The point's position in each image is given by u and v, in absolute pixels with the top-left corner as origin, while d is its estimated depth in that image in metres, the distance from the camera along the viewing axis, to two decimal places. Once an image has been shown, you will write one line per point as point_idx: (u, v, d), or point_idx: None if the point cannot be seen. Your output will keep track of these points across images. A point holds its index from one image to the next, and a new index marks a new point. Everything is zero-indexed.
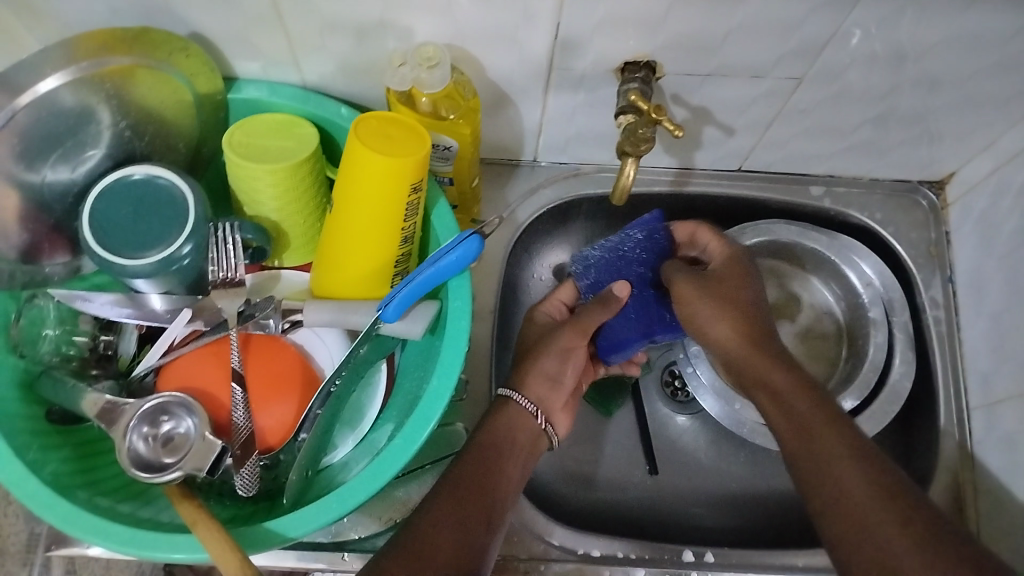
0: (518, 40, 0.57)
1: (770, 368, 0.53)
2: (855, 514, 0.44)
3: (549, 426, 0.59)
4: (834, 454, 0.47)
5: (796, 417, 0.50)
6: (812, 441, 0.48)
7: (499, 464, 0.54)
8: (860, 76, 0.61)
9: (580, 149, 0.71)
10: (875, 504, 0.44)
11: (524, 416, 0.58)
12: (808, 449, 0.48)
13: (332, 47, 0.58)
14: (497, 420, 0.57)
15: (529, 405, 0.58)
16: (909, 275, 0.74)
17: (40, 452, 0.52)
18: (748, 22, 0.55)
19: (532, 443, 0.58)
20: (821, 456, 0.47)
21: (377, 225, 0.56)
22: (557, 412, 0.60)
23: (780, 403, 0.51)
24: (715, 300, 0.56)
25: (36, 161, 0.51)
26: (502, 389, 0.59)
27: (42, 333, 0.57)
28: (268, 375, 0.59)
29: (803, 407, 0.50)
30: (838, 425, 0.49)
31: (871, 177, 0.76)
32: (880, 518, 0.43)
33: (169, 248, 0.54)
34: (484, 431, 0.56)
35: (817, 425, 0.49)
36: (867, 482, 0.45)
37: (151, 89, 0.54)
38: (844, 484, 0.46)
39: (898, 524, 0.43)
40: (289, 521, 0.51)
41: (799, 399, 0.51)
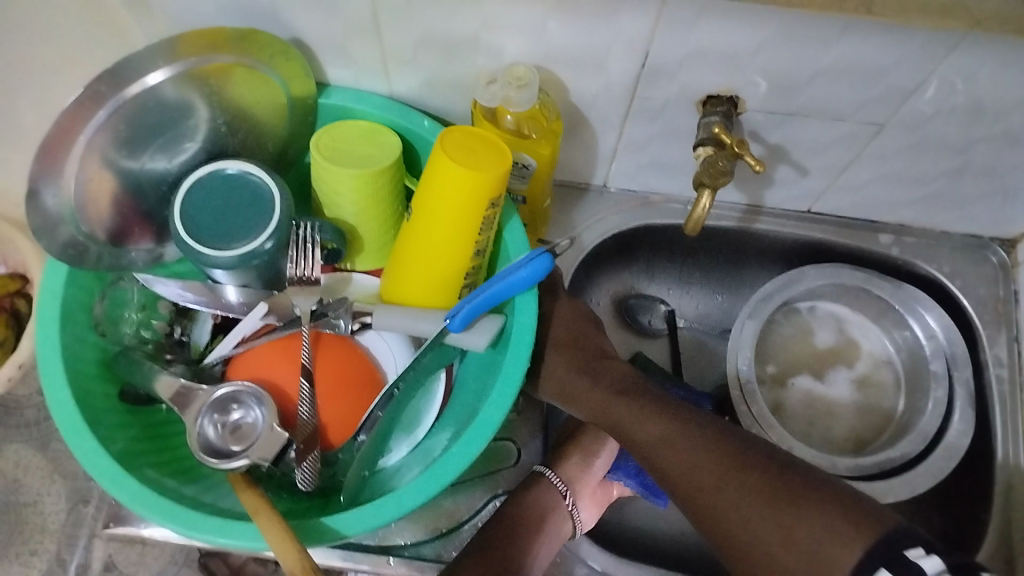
0: (605, 66, 0.58)
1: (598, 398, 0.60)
2: (717, 511, 0.50)
3: (575, 509, 0.64)
4: (673, 451, 0.54)
5: (640, 438, 0.56)
6: (657, 454, 0.55)
7: (519, 529, 0.59)
8: (941, 127, 0.61)
9: (650, 177, 0.72)
10: (753, 507, 0.48)
11: (552, 489, 0.63)
12: (661, 466, 0.54)
13: (423, 61, 0.60)
14: (522, 495, 0.63)
15: (559, 483, 0.64)
16: (973, 331, 0.73)
17: (112, 429, 0.54)
18: (835, 65, 0.56)
19: (560, 519, 0.62)
20: (670, 468, 0.53)
21: (451, 237, 0.57)
22: (586, 494, 0.65)
23: (611, 421, 0.59)
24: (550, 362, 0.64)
25: (137, 149, 0.53)
26: (542, 467, 0.65)
27: (124, 315, 0.60)
28: (337, 377, 0.60)
29: (631, 415, 0.58)
30: (694, 444, 0.53)
31: (941, 229, 0.75)
32: (734, 499, 0.50)
33: (252, 242, 0.55)
34: (513, 503, 0.61)
35: (679, 459, 0.53)
36: (710, 474, 0.51)
37: (246, 90, 0.57)
38: (695, 476, 0.52)
39: (742, 495, 0.49)
40: (321, 536, 0.52)
41: (616, 404, 0.59)
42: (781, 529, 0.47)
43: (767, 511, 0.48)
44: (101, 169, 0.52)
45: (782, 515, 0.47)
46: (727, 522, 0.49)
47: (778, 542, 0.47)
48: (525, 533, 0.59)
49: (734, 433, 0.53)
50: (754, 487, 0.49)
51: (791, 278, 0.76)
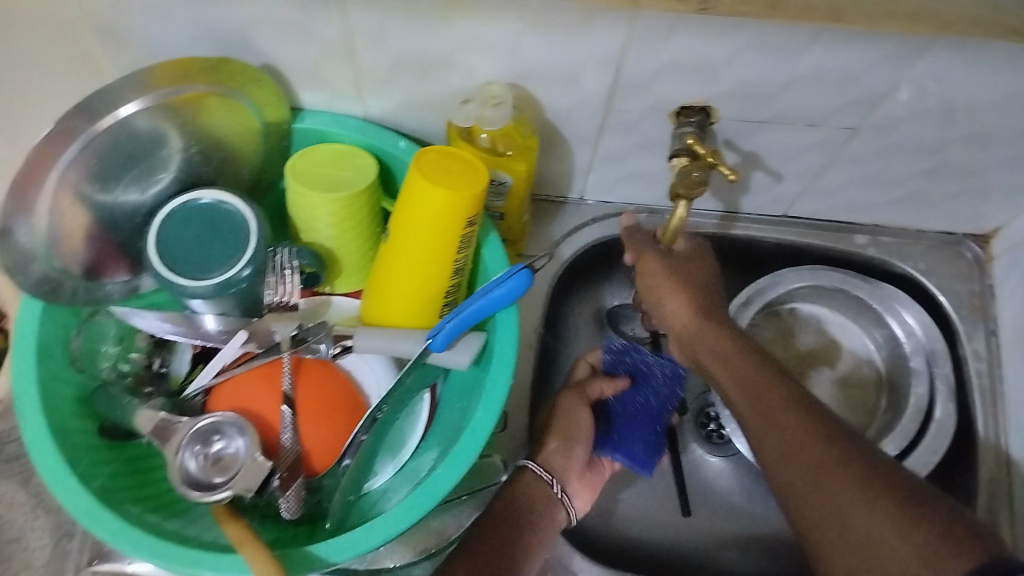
0: (578, 81, 0.58)
1: (717, 339, 0.56)
2: (810, 468, 0.45)
3: (566, 497, 0.59)
4: (791, 424, 0.48)
5: (746, 382, 0.52)
6: (761, 400, 0.50)
7: (513, 528, 0.55)
8: (913, 130, 0.62)
9: (627, 188, 0.72)
10: (865, 500, 0.42)
11: (540, 484, 0.58)
12: (761, 411, 0.50)
13: (396, 83, 0.60)
14: (511, 491, 0.58)
15: (545, 473, 0.59)
16: (951, 327, 0.74)
17: (91, 466, 0.53)
18: (806, 72, 0.56)
19: (550, 510, 0.58)
20: (772, 414, 0.49)
21: (430, 258, 0.57)
22: (575, 482, 0.61)
23: (735, 377, 0.53)
24: (675, 291, 0.59)
25: (110, 182, 0.53)
26: (530, 462, 0.59)
27: (102, 349, 0.59)
28: (317, 402, 0.59)
29: (755, 380, 0.52)
30: (816, 424, 0.47)
31: (915, 228, 0.76)
32: (833, 471, 0.44)
33: (229, 270, 0.55)
34: (500, 501, 0.57)
35: (795, 424, 0.48)
36: (818, 438, 0.46)
37: (221, 117, 0.56)
38: (804, 452, 0.46)
39: (851, 470, 0.44)
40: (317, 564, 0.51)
41: (743, 362, 0.54)
42: (885, 518, 0.41)
43: (884, 514, 0.41)
44: (75, 204, 0.51)
45: (888, 502, 0.41)
46: (818, 483, 0.44)
47: (870, 522, 0.41)
48: (519, 532, 0.55)
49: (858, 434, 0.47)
50: (871, 485, 0.42)
51: (770, 281, 0.76)
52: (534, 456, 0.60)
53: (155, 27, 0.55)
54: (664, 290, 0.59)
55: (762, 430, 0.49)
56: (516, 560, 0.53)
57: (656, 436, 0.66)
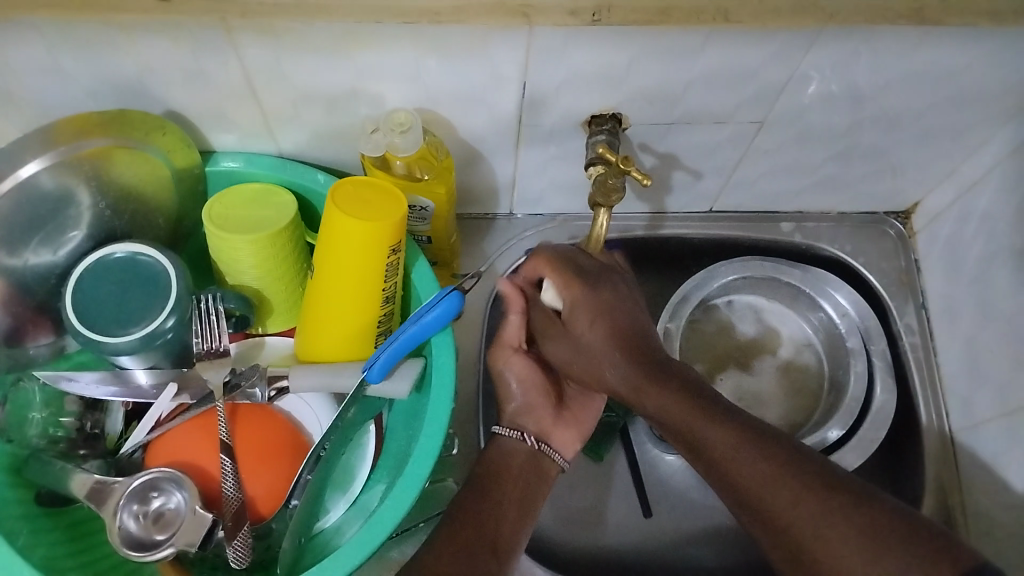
0: (488, 101, 0.59)
1: (646, 384, 0.54)
2: (773, 509, 0.48)
3: (544, 445, 0.60)
4: (739, 461, 0.50)
5: (684, 423, 0.52)
6: (709, 442, 0.51)
7: (496, 488, 0.56)
8: (819, 118, 0.64)
9: (553, 200, 0.73)
10: (826, 530, 0.46)
11: (515, 444, 0.59)
12: (705, 451, 0.51)
13: (306, 118, 0.60)
14: (492, 453, 0.59)
15: (516, 432, 0.59)
16: (882, 304, 0.76)
17: (30, 536, 0.52)
18: (707, 72, 0.57)
19: (533, 464, 0.59)
20: (719, 453, 0.51)
21: (358, 289, 0.57)
22: (553, 429, 0.61)
23: (671, 419, 0.53)
24: (588, 360, 0.58)
25: (18, 246, 0.52)
26: (497, 427, 0.60)
27: (29, 416, 0.57)
28: (258, 446, 0.58)
29: (690, 418, 0.52)
30: (760, 454, 0.49)
31: (837, 211, 0.78)
32: (797, 511, 0.47)
33: (152, 323, 0.54)
34: (481, 466, 0.58)
35: (740, 460, 0.50)
36: (771, 476, 0.48)
37: (129, 167, 0.55)
38: (756, 489, 0.49)
39: (810, 506, 0.47)
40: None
41: (676, 403, 0.53)
42: (851, 545, 0.45)
43: (846, 539, 0.45)
44: None
45: (848, 525, 0.45)
46: (786, 525, 0.47)
47: (836, 548, 0.45)
48: (503, 493, 0.56)
49: (796, 446, 0.50)
50: (829, 512, 0.46)
51: (706, 275, 0.77)
52: (499, 420, 0.61)
53: (50, 85, 0.54)
54: (580, 364, 0.59)
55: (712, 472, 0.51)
56: (504, 520, 0.55)
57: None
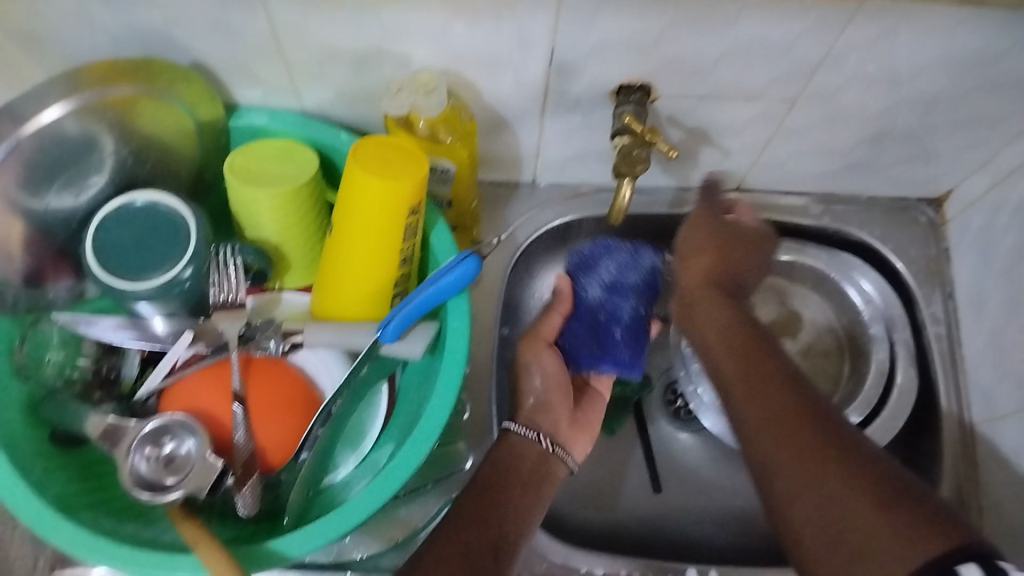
0: (514, 65, 0.58)
1: (716, 307, 0.59)
2: (791, 451, 0.47)
3: (557, 449, 0.59)
4: (773, 396, 0.51)
5: (746, 356, 0.54)
6: (757, 380, 0.52)
7: (503, 489, 0.55)
8: (853, 97, 0.62)
9: (577, 169, 0.72)
10: (829, 469, 0.45)
11: (529, 444, 0.58)
12: (750, 378, 0.53)
13: (331, 75, 0.59)
14: (504, 450, 0.57)
15: (530, 432, 0.59)
16: (908, 292, 0.74)
17: (44, 472, 0.53)
18: (739, 45, 0.56)
19: (540, 467, 0.58)
20: (762, 382, 0.52)
21: (376, 249, 0.57)
22: (566, 432, 0.61)
23: (734, 350, 0.56)
24: (705, 256, 0.62)
25: (40, 188, 0.52)
26: (511, 423, 0.59)
27: (46, 357, 0.58)
28: (270, 399, 0.59)
29: (754, 356, 0.54)
30: (798, 392, 0.50)
31: (868, 195, 0.77)
32: (815, 455, 0.46)
33: (170, 271, 0.55)
34: (487, 464, 0.57)
35: (777, 392, 0.51)
36: (806, 421, 0.48)
37: (154, 118, 0.55)
38: (776, 415, 0.49)
39: (824, 451, 0.46)
40: (337, 531, 0.52)
41: (740, 341, 0.56)
42: (849, 491, 0.43)
43: (847, 488, 0.43)
44: (6, 213, 0.51)
45: (852, 476, 0.44)
46: (793, 458, 0.47)
47: (832, 490, 0.44)
48: (512, 493, 0.55)
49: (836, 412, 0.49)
50: (840, 460, 0.45)
51: None
52: (515, 417, 0.60)
53: (75, 29, 0.54)
54: (693, 253, 0.63)
55: (744, 398, 0.52)
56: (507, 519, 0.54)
57: (640, 327, 0.64)
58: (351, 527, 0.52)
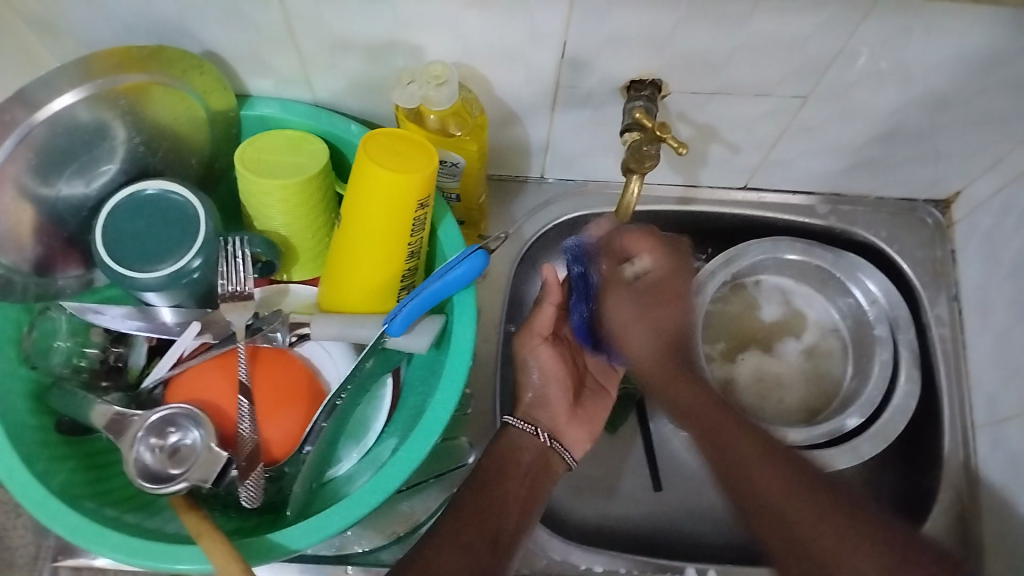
0: (526, 59, 0.58)
1: (674, 382, 0.60)
2: (813, 538, 0.46)
3: (555, 442, 0.60)
4: (751, 465, 0.51)
5: (710, 421, 0.56)
6: (722, 440, 0.54)
7: (500, 479, 0.55)
8: (864, 96, 0.62)
9: (586, 165, 0.72)
10: (839, 538, 0.45)
11: (525, 437, 0.58)
12: (724, 452, 0.54)
13: (343, 65, 0.59)
14: (501, 445, 0.58)
15: (528, 426, 0.59)
16: (914, 293, 0.74)
17: (49, 462, 0.53)
18: (752, 41, 0.56)
19: (538, 462, 0.58)
20: (735, 451, 0.53)
21: (384, 242, 0.57)
22: (567, 427, 0.61)
23: (700, 421, 0.57)
24: (634, 327, 0.61)
25: (51, 176, 0.52)
26: (510, 417, 0.59)
27: (53, 345, 0.58)
28: (274, 390, 0.59)
29: (719, 417, 0.56)
30: (774, 460, 0.51)
31: (875, 195, 0.77)
32: (817, 522, 0.46)
33: (179, 261, 0.55)
34: (486, 459, 0.57)
35: (750, 458, 0.52)
36: (823, 504, 0.47)
37: (164, 106, 0.55)
38: (766, 491, 0.49)
39: (826, 515, 0.47)
40: (329, 530, 0.51)
41: (705, 404, 0.58)
42: (862, 556, 0.44)
43: (858, 554, 0.44)
44: (18, 199, 0.51)
45: (860, 541, 0.45)
46: (796, 531, 0.47)
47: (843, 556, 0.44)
48: (509, 482, 0.55)
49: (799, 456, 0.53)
50: (842, 523, 0.46)
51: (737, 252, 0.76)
52: (514, 411, 0.61)
53: (87, 16, 0.54)
54: (626, 330, 0.61)
55: (726, 469, 0.53)
56: (507, 513, 0.54)
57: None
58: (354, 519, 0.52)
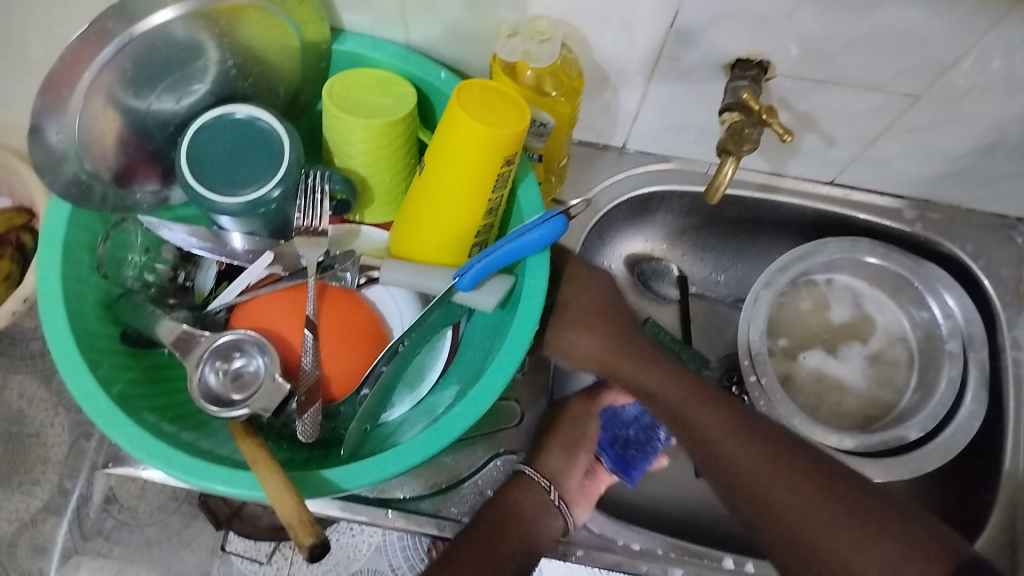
0: (631, 23, 0.56)
1: (633, 367, 0.59)
2: (804, 528, 0.50)
3: (563, 503, 0.59)
4: (730, 448, 0.54)
5: (679, 407, 0.57)
6: (698, 422, 0.56)
7: (499, 532, 0.55)
8: (980, 104, 0.59)
9: (672, 140, 0.70)
10: (819, 514, 0.50)
11: (537, 489, 0.59)
12: (700, 436, 0.56)
13: (443, 10, 0.57)
14: (509, 491, 0.59)
15: (542, 479, 0.60)
16: (993, 313, 0.71)
17: (112, 370, 0.53)
18: (873, 32, 0.53)
19: (543, 516, 0.58)
20: (710, 435, 0.55)
21: (464, 196, 0.56)
22: (573, 486, 0.62)
23: (668, 403, 0.58)
24: (574, 338, 0.60)
25: (144, 90, 0.51)
26: (527, 467, 0.61)
27: (128, 257, 0.59)
28: (340, 330, 0.59)
29: (685, 399, 0.57)
30: (748, 440, 0.54)
31: (967, 207, 0.73)
32: (807, 492, 0.51)
33: (260, 190, 0.54)
34: (494, 507, 0.58)
35: (722, 441, 0.55)
36: (815, 498, 0.51)
37: (260, 31, 0.54)
38: (746, 474, 0.53)
39: (808, 494, 0.51)
40: (382, 474, 0.51)
41: (668, 382, 0.58)
42: (842, 529, 0.49)
43: (842, 523, 0.49)
44: (107, 107, 0.50)
45: (841, 511, 0.50)
46: (789, 515, 0.51)
47: (831, 531, 0.49)
48: (501, 542, 0.55)
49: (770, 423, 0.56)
50: (821, 496, 0.51)
51: (815, 247, 0.74)
52: (529, 462, 0.62)
53: None
54: (568, 343, 0.60)
55: (705, 457, 0.55)
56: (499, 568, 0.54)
57: (655, 441, 0.68)
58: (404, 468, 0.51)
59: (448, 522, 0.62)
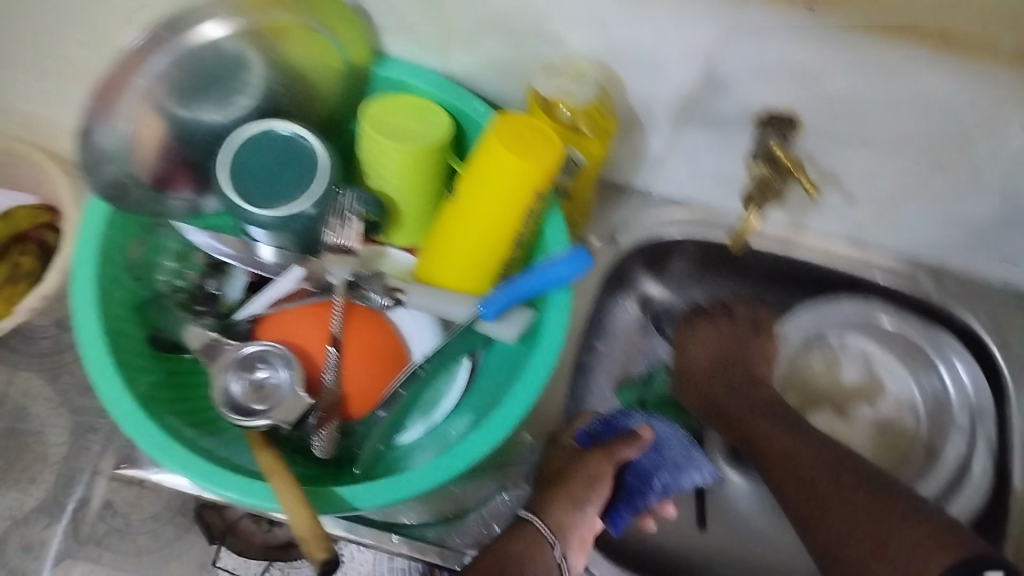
0: (663, 66, 0.57)
1: (735, 394, 0.69)
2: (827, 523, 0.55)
3: (564, 560, 0.55)
4: (789, 463, 0.60)
5: (758, 433, 0.64)
6: (772, 442, 0.63)
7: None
8: (1002, 172, 0.60)
9: (696, 187, 0.71)
10: (847, 514, 0.54)
11: (539, 541, 0.55)
12: (771, 455, 0.62)
13: (485, 44, 0.60)
14: (513, 542, 0.54)
15: (547, 532, 0.55)
16: (1003, 383, 0.71)
17: (137, 371, 0.54)
18: (900, 95, 0.55)
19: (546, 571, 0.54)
20: (782, 453, 0.61)
21: (492, 225, 0.57)
22: (574, 542, 0.57)
23: (749, 429, 0.66)
24: (692, 365, 0.73)
25: (190, 99, 0.53)
26: (533, 517, 0.57)
27: (161, 262, 0.61)
28: (363, 350, 0.60)
29: (765, 425, 0.64)
30: (809, 456, 0.60)
31: (983, 275, 0.74)
32: (840, 496, 0.56)
33: (294, 205, 0.55)
34: (494, 555, 0.53)
35: (788, 459, 0.61)
36: (847, 503, 0.55)
37: (303, 51, 0.56)
38: (801, 486, 0.58)
39: (844, 501, 0.55)
40: (391, 496, 0.52)
41: (755, 412, 0.66)
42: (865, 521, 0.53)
43: (862, 522, 0.53)
44: (152, 113, 0.52)
45: (869, 513, 0.54)
46: (826, 524, 0.55)
47: (859, 530, 0.53)
48: None
49: (844, 451, 0.60)
50: (853, 502, 0.55)
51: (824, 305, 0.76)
52: (534, 510, 0.57)
53: None
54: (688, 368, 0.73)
55: (774, 475, 0.61)
56: None
57: (648, 492, 0.62)
58: (413, 493, 0.52)
59: (451, 552, 0.62)
